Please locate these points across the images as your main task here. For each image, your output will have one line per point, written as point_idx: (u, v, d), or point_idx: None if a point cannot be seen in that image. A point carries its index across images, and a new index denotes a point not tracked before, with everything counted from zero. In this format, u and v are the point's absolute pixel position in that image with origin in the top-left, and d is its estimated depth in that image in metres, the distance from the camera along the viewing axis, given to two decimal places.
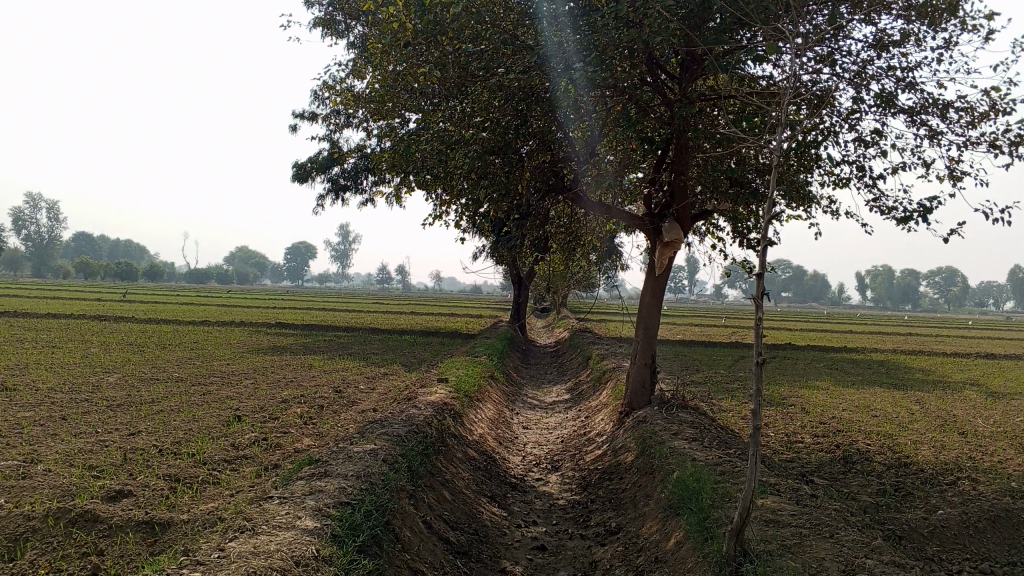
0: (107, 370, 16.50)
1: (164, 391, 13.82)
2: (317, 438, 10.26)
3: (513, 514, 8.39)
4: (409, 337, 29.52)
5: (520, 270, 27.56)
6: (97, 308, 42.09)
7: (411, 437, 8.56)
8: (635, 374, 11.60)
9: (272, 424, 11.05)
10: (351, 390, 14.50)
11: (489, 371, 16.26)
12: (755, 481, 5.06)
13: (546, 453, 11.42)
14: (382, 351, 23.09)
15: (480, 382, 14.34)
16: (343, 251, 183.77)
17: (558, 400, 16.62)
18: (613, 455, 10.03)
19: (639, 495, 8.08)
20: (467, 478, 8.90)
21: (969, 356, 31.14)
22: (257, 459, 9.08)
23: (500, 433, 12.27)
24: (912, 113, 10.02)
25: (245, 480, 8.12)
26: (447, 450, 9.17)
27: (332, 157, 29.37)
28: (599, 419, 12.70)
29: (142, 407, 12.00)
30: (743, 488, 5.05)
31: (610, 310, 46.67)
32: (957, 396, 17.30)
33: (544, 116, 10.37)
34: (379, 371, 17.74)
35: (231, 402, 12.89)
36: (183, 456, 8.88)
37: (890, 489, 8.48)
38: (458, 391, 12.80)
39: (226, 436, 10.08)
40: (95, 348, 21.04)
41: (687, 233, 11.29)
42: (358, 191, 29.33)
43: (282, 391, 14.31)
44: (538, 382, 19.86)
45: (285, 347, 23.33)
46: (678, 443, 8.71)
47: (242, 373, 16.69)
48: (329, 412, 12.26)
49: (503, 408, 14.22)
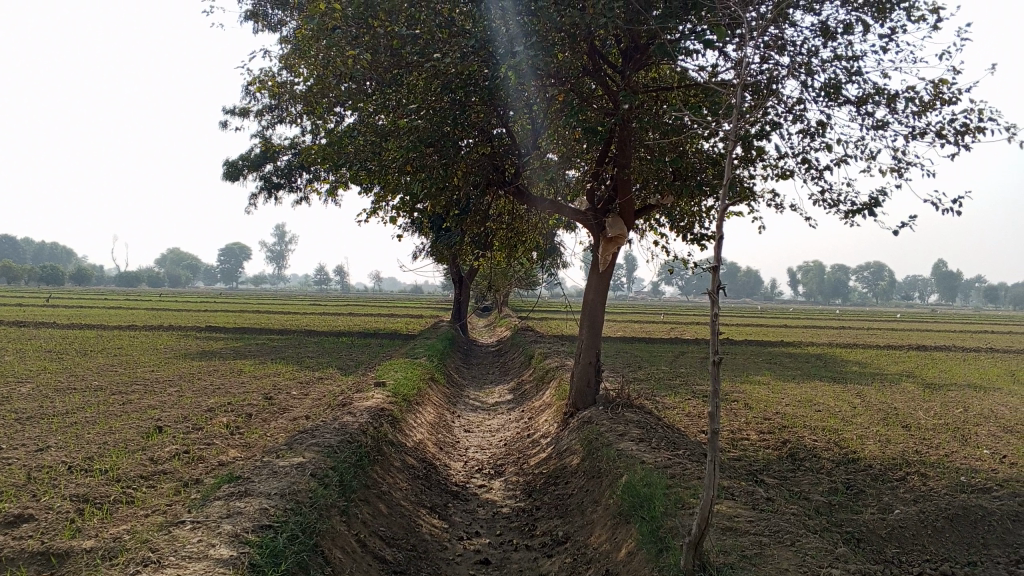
0: (19, 380, 15.45)
1: (80, 401, 12.94)
2: (245, 449, 9.63)
3: (454, 526, 7.91)
4: (347, 339, 28.79)
5: (460, 268, 27.09)
6: (16, 314, 40.11)
7: (343, 447, 8.02)
8: (579, 373, 11.23)
9: (196, 436, 10.36)
10: (284, 397, 13.83)
11: (429, 373, 15.74)
12: (715, 488, 4.70)
13: (489, 458, 10.96)
14: (318, 354, 22.34)
15: (419, 385, 13.81)
16: (279, 252, 180.50)
17: (501, 401, 16.21)
18: (559, 458, 9.63)
19: (587, 501, 7.70)
20: (406, 488, 8.40)
21: (902, 348, 31.78)
22: (178, 474, 8.42)
23: (440, 437, 11.77)
24: (859, 103, 9.86)
25: (162, 498, 7.47)
26: (384, 460, 8.65)
27: (265, 155, 28.43)
28: (543, 420, 12.31)
29: (54, 419, 11.16)
30: (703, 496, 4.69)
31: (551, 308, 46.48)
32: (895, 388, 17.49)
33: (482, 105, 9.90)
34: (314, 375, 17.05)
35: (153, 412, 12.11)
36: (94, 474, 8.15)
37: (842, 487, 8.29)
38: (396, 395, 12.26)
39: (145, 450, 9.38)
40: (10, 356, 19.82)
41: (632, 227, 10.95)
42: (292, 189, 28.47)
43: (209, 399, 13.55)
44: (480, 382, 19.40)
45: (216, 352, 22.39)
46: (626, 444, 8.36)
47: (167, 380, 15.82)
48: (259, 421, 11.60)
49: (443, 412, 13.72)
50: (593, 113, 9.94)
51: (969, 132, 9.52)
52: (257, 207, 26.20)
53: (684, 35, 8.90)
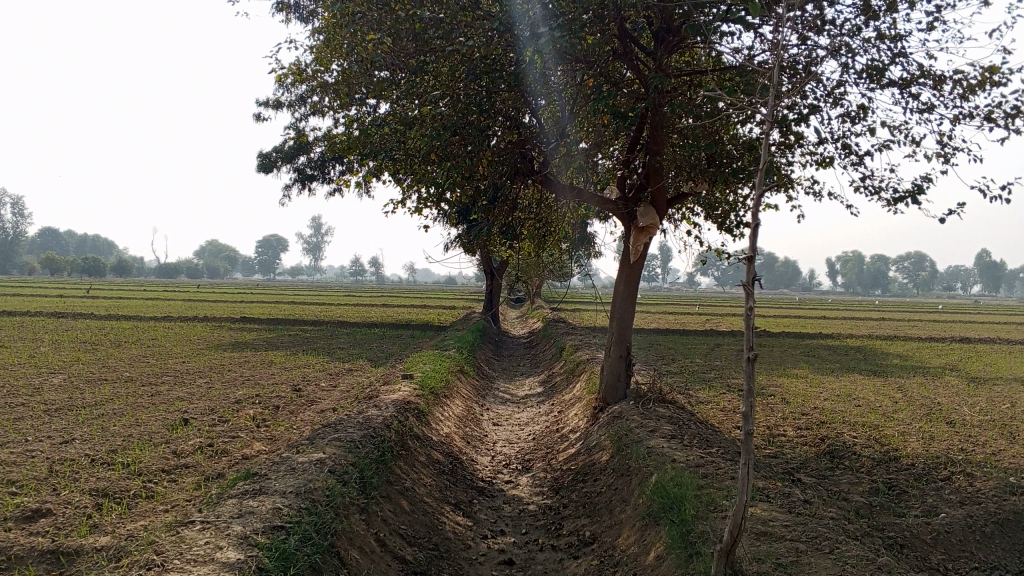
0: (52, 371, 15.55)
1: (110, 392, 12.96)
2: (269, 443, 9.51)
3: (479, 524, 7.70)
4: (378, 330, 28.78)
5: (491, 260, 26.88)
6: (56, 305, 40.73)
7: (366, 442, 7.84)
8: (609, 367, 10.94)
9: (221, 429, 10.27)
10: (312, 389, 13.74)
11: (459, 365, 15.56)
12: (748, 491, 4.44)
13: (517, 453, 10.73)
14: (349, 346, 22.31)
15: (447, 378, 13.62)
16: (315, 244, 181.88)
17: (531, 394, 15.98)
18: (587, 454, 9.37)
19: (615, 500, 7.45)
20: (430, 484, 8.20)
21: (944, 340, 30.92)
22: (200, 468, 8.32)
23: (467, 431, 11.56)
24: (903, 86, 9.44)
25: (182, 493, 7.36)
26: (408, 455, 8.46)
27: (298, 146, 28.44)
28: (573, 414, 12.05)
29: (83, 411, 11.16)
30: (734, 501, 4.42)
31: (584, 300, 46.13)
32: (939, 382, 16.94)
33: (509, 92, 9.63)
34: (343, 367, 16.96)
35: (180, 404, 12.07)
36: (116, 467, 8.08)
37: (883, 488, 7.94)
38: (423, 388, 12.08)
39: (169, 443, 9.31)
40: (45, 347, 20.01)
41: (664, 217, 10.62)
42: (325, 180, 28.48)
43: (237, 390, 13.49)
44: (511, 374, 19.19)
45: (248, 343, 22.46)
46: (656, 441, 8.07)
47: (197, 372, 15.82)
48: (285, 413, 11.50)
49: (472, 405, 13.51)
50: (624, 98, 9.61)
51: (1020, 116, 9.05)
52: (289, 199, 26.19)
53: (718, 15, 8.55)
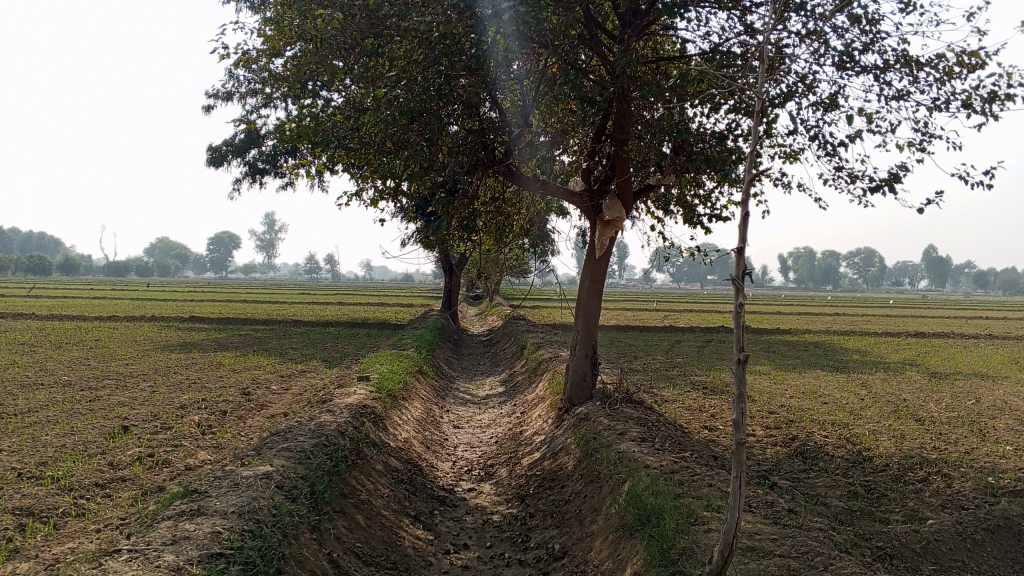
0: None
1: (45, 399, 12.16)
2: (215, 452, 8.90)
3: (440, 538, 7.22)
4: (334, 329, 28.06)
5: (449, 256, 26.34)
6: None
7: (318, 452, 7.30)
8: (575, 367, 10.52)
9: (163, 437, 9.62)
10: (262, 392, 13.09)
11: (417, 365, 15.02)
12: (738, 509, 4.06)
13: (479, 458, 10.26)
14: (303, 345, 21.61)
15: (405, 379, 13.08)
16: (268, 241, 179.27)
17: (492, 394, 15.53)
18: (553, 459, 8.95)
19: (585, 509, 7.04)
20: (388, 495, 7.69)
21: (901, 335, 31.19)
22: (138, 482, 7.69)
23: (427, 435, 11.05)
24: (877, 73, 9.17)
25: (116, 511, 6.74)
26: (363, 463, 7.95)
27: (250, 140, 27.58)
28: (536, 416, 11.63)
29: (12, 420, 10.39)
30: (726, 519, 4.04)
31: (542, 296, 45.78)
32: (902, 377, 16.87)
33: (470, 78, 9.14)
34: (296, 368, 16.31)
35: (120, 410, 11.36)
36: (44, 482, 7.42)
37: (862, 491, 7.66)
38: (380, 390, 11.53)
39: (105, 453, 8.64)
40: None
41: (630, 210, 10.23)
42: (278, 174, 27.66)
43: (182, 395, 12.79)
44: (470, 374, 18.69)
45: (197, 343, 21.62)
46: (627, 446, 7.66)
47: (141, 375, 15.04)
48: (233, 419, 10.88)
49: (430, 407, 12.99)
50: (589, 86, 9.18)
51: (998, 103, 8.81)
52: (240, 194, 25.33)
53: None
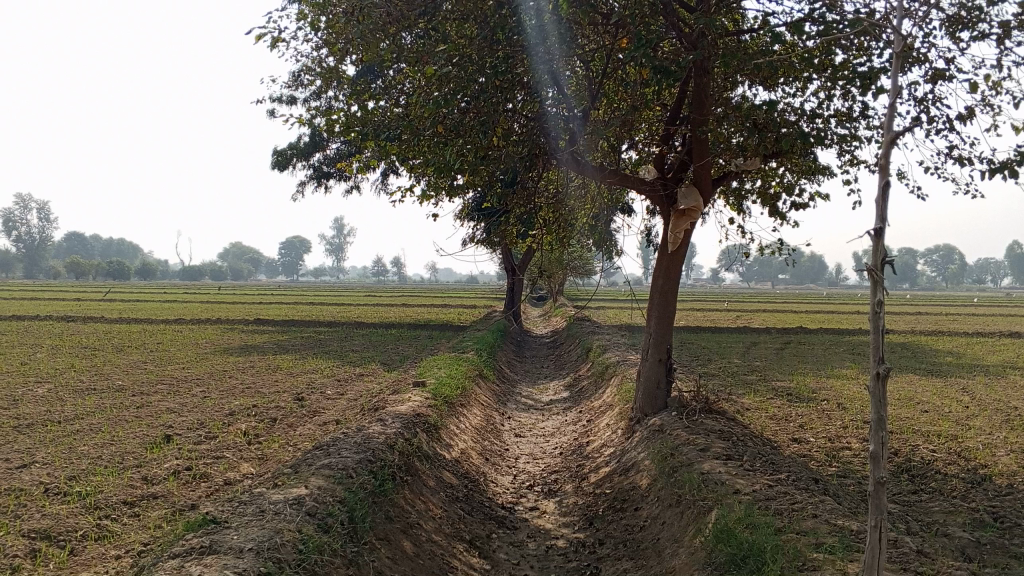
0: (40, 380, 14.45)
1: (93, 405, 11.78)
2: (258, 464, 8.25)
3: (498, 568, 6.38)
4: (395, 331, 27.53)
5: (512, 256, 25.54)
6: (70, 308, 39.87)
7: (361, 469, 6.53)
8: (647, 373, 9.53)
9: (205, 447, 9.01)
10: (316, 397, 12.48)
11: (476, 369, 14.23)
12: (877, 520, 3.65)
13: (542, 472, 9.37)
14: (363, 348, 21.09)
15: (463, 384, 12.28)
16: (335, 245, 181.89)
17: (556, 399, 14.65)
18: (624, 476, 8.03)
19: (665, 539, 6.13)
20: (440, 517, 6.88)
21: (994, 335, 29.16)
22: (171, 499, 7.07)
23: (486, 446, 10.23)
24: (1001, 35, 7.92)
25: (140, 534, 6.09)
26: (413, 480, 7.16)
27: (313, 142, 27.29)
28: (604, 425, 10.70)
29: (54, 428, 9.96)
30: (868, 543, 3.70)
31: (608, 296, 44.73)
32: (1007, 382, 15.36)
33: (532, 51, 8.26)
34: (353, 372, 15.70)
35: (167, 417, 10.86)
36: (70, 499, 6.85)
37: (989, 519, 6.55)
38: (435, 397, 10.75)
39: (140, 466, 8.05)
40: (42, 354, 18.98)
41: (709, 198, 9.22)
42: (342, 177, 27.30)
43: (234, 401, 12.26)
44: (534, 378, 17.84)
45: (257, 346, 21.32)
46: (710, 465, 6.70)
47: (196, 380, 14.62)
48: (282, 427, 10.25)
49: (491, 414, 12.17)
50: (662, 58, 8.23)
51: None
52: (304, 197, 25.00)
53: None
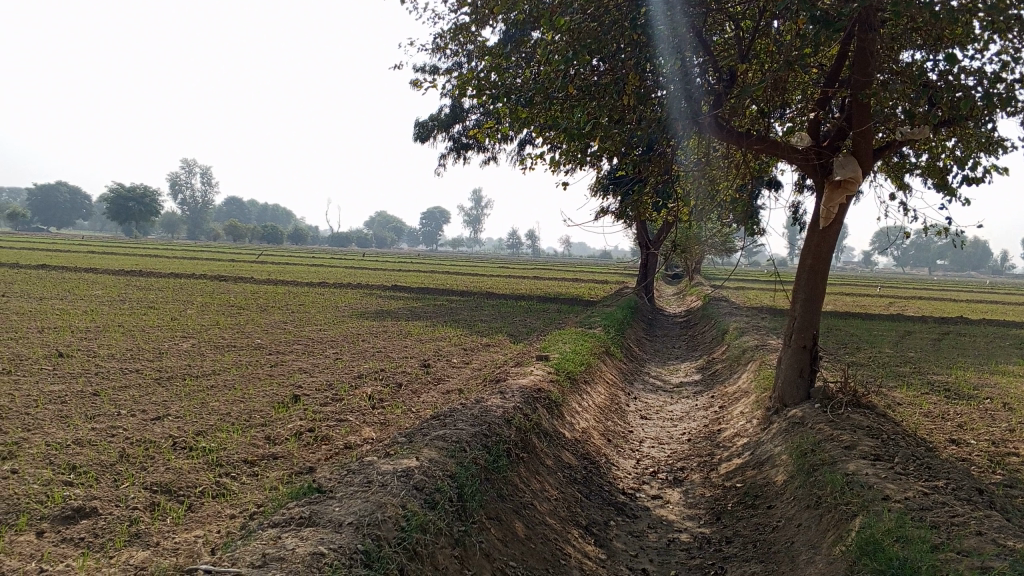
0: (187, 335, 15.17)
1: (230, 361, 12.19)
2: (378, 430, 8.20)
3: (615, 558, 5.99)
4: (525, 303, 27.42)
5: (647, 231, 24.80)
6: (224, 269, 42.16)
7: (476, 443, 6.26)
8: (789, 360, 8.81)
9: (329, 408, 9.04)
10: (440, 365, 12.43)
11: (603, 346, 13.80)
12: None
13: (668, 458, 8.89)
14: (492, 319, 21.05)
15: (589, 360, 11.89)
16: (474, 216, 184.66)
17: (687, 380, 14.03)
18: (758, 470, 7.44)
19: (801, 545, 5.56)
20: (556, 499, 6.56)
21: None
22: (290, 460, 7.09)
23: (609, 427, 9.82)
24: None
25: (256, 495, 6.10)
26: (530, 458, 6.86)
27: (453, 113, 27.42)
28: (737, 413, 10.06)
29: (191, 383, 10.30)
30: None
31: (747, 277, 43.10)
32: None
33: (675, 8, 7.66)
34: (480, 342, 15.62)
35: (296, 376, 11.07)
36: (195, 454, 6.98)
37: None
38: (558, 373, 10.42)
39: (264, 425, 8.14)
40: (192, 310, 20.01)
41: (869, 170, 8.34)
42: (480, 149, 27.32)
43: (362, 363, 12.39)
44: (664, 357, 17.25)
45: (391, 312, 21.66)
46: (857, 466, 6.04)
47: (328, 341, 14.94)
48: (405, 392, 10.23)
49: (616, 393, 11.73)
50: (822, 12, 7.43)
51: None
52: (442, 168, 25.18)
53: None
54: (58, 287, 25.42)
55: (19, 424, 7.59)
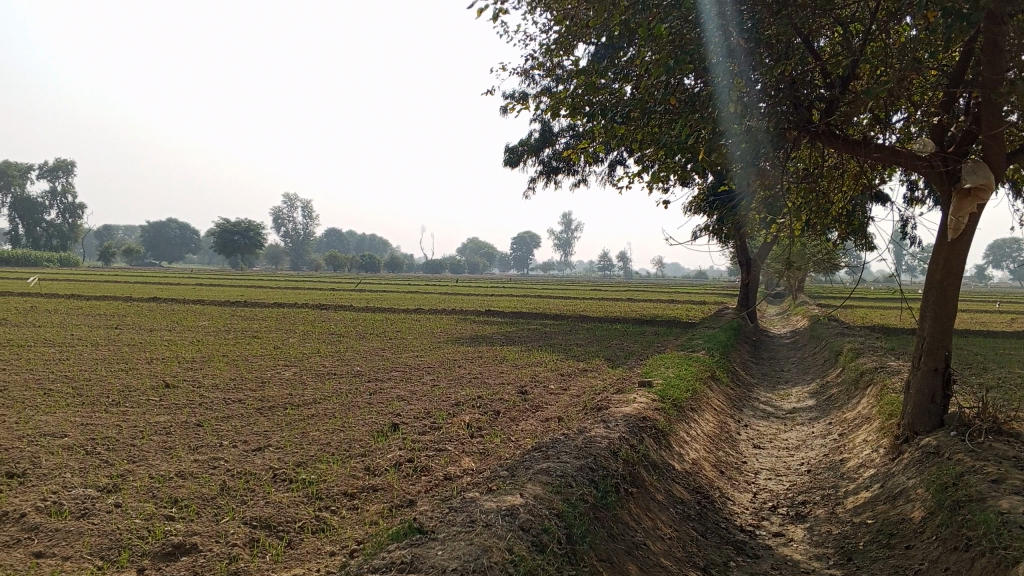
0: (288, 363, 15.33)
1: (329, 389, 12.18)
2: (479, 459, 7.91)
3: None
4: (622, 326, 26.88)
5: (748, 250, 23.95)
6: (323, 297, 43.15)
7: (582, 478, 5.89)
8: (919, 385, 8.09)
9: (428, 437, 8.82)
10: (539, 391, 12.10)
11: (708, 370, 13.20)
12: None
13: (787, 491, 8.28)
14: (588, 343, 20.64)
15: (695, 386, 11.35)
16: (565, 239, 184.55)
17: (800, 406, 13.28)
18: (891, 506, 6.81)
19: None
20: (670, 537, 6.12)
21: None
22: (390, 492, 6.87)
23: (720, 457, 9.28)
24: None
25: (356, 530, 5.88)
26: (639, 493, 6.44)
27: (543, 137, 27.27)
28: (860, 441, 9.36)
29: (292, 412, 10.27)
30: None
31: (853, 294, 41.31)
32: None
33: (782, 10, 7.21)
34: (578, 367, 15.23)
35: (394, 404, 10.93)
36: (295, 487, 6.84)
37: None
38: (663, 401, 9.94)
39: (364, 455, 7.96)
40: (293, 338, 20.34)
41: (1003, 175, 7.61)
42: (571, 171, 27.06)
43: (459, 390, 12.18)
44: (772, 381, 16.46)
45: (486, 337, 21.52)
46: (1011, 503, 5.38)
47: (425, 368, 14.81)
48: (505, 420, 9.94)
49: (725, 421, 11.14)
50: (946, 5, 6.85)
51: None
52: (535, 192, 25.06)
53: None
54: (167, 319, 26.36)
55: (125, 456, 7.65)
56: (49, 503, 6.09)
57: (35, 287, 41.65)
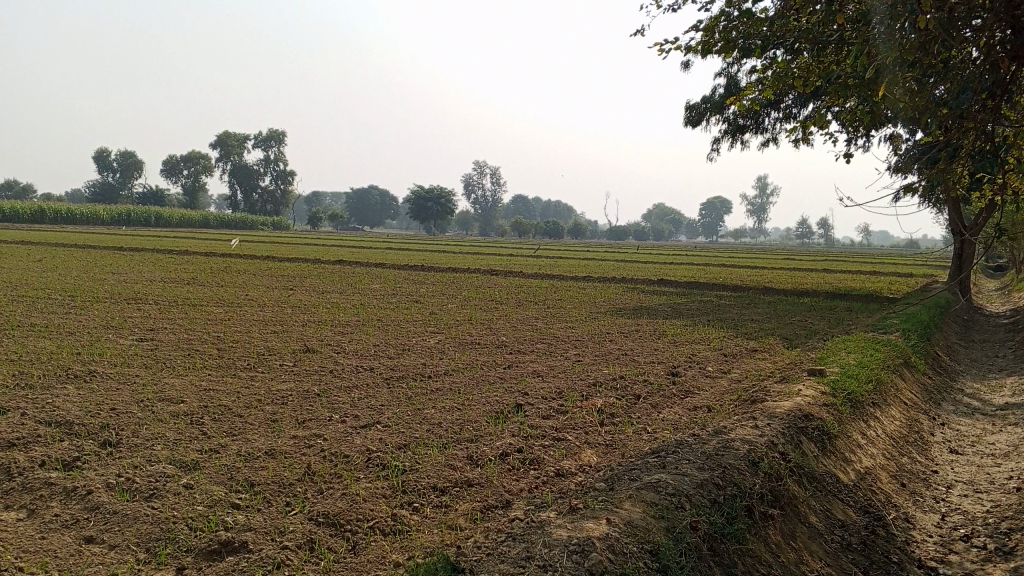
0: (436, 331, 14.87)
1: (466, 360, 11.48)
2: (600, 453, 6.84)
3: None
4: (809, 300, 24.50)
5: (960, 215, 20.94)
6: (500, 263, 43.06)
7: (702, 499, 4.72)
8: None
9: (550, 423, 7.84)
10: (693, 373, 10.79)
11: (899, 356, 11.28)
12: None
13: (988, 514, 6.60)
14: (765, 318, 18.80)
15: (879, 376, 9.60)
16: (758, 205, 176.39)
17: (1015, 401, 11.08)
18: None
19: None
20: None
21: None
22: (486, 488, 5.97)
23: (902, 468, 7.66)
24: None
25: (430, 535, 5.05)
26: (780, 519, 5.15)
27: (728, 94, 25.29)
28: None
29: (417, 385, 9.63)
30: None
31: None
32: None
33: None
34: (745, 346, 13.65)
35: (527, 379, 10.04)
36: (382, 476, 6.11)
37: None
38: (835, 395, 8.38)
39: (471, 441, 7.11)
40: (453, 304, 19.96)
41: None
42: (758, 131, 24.97)
43: (604, 367, 11.09)
44: (982, 369, 14.07)
45: (652, 309, 20.17)
46: None
47: (576, 341, 13.83)
48: (645, 405, 8.76)
49: (915, 419, 9.34)
50: None
51: None
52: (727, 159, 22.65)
53: None
54: (343, 282, 26.95)
55: (224, 428, 7.26)
56: (122, 480, 5.71)
57: (236, 247, 44.35)
